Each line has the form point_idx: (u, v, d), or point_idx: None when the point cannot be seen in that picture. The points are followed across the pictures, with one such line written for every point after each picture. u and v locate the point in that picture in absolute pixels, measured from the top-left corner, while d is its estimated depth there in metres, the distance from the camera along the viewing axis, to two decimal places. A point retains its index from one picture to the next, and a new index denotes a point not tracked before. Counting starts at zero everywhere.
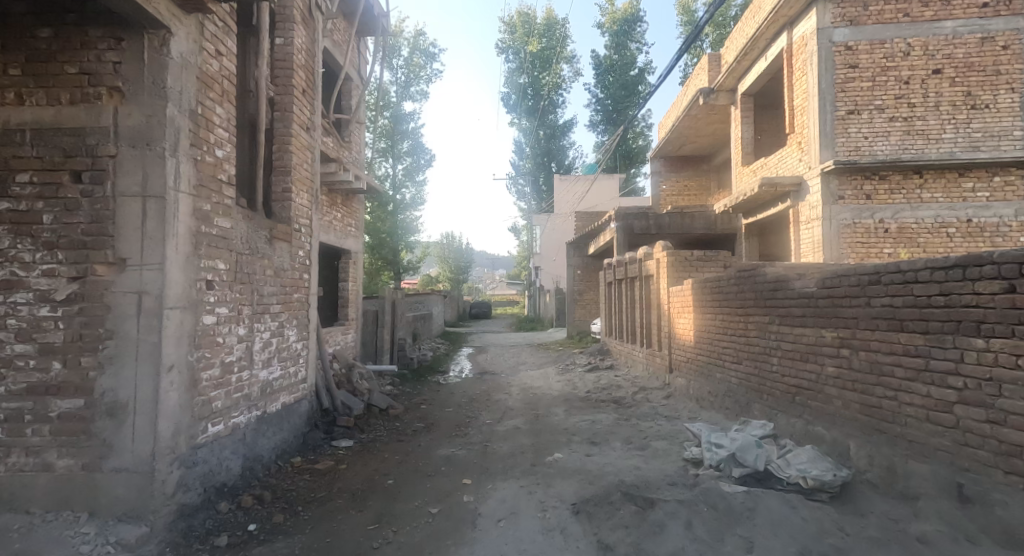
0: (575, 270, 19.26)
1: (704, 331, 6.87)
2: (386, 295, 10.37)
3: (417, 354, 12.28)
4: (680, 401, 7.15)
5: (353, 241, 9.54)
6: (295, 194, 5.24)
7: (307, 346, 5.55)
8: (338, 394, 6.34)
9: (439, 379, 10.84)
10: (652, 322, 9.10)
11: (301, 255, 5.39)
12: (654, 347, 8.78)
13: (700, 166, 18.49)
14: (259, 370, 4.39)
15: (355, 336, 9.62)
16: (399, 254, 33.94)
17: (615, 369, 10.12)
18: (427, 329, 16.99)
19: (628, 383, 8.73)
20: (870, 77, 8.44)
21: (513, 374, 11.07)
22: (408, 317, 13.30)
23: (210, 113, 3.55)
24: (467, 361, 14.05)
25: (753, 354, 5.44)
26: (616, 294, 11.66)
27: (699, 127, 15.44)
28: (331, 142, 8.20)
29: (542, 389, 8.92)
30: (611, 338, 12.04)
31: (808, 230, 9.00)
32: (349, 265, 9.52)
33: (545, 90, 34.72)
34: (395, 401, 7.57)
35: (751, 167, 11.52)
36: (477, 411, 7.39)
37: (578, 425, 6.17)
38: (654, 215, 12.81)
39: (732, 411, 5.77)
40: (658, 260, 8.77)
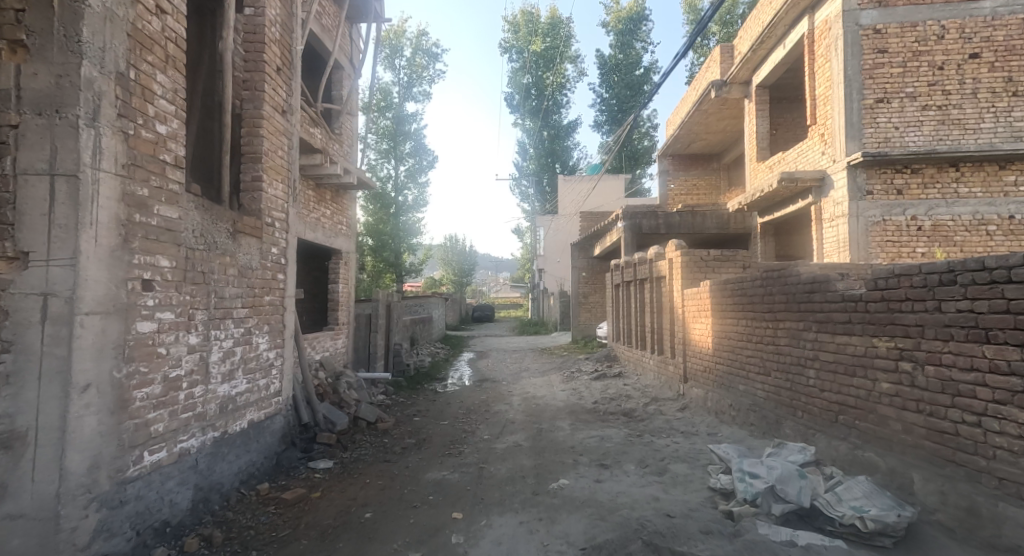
0: (580, 273, 18.62)
1: (723, 338, 6.23)
2: (380, 298, 9.78)
3: (414, 360, 11.68)
4: (697, 415, 6.52)
5: (343, 240, 8.97)
6: (267, 184, 4.66)
7: (281, 355, 4.96)
8: (320, 407, 5.74)
9: (436, 387, 10.24)
10: (664, 327, 8.47)
11: (274, 252, 4.80)
12: (667, 354, 8.15)
13: (709, 165, 17.88)
14: (217, 385, 3.80)
15: (345, 342, 9.03)
16: (401, 256, 33.39)
17: (623, 377, 9.49)
18: (426, 333, 16.39)
19: (639, 393, 8.12)
20: (901, 62, 7.82)
21: (515, 382, 10.46)
22: (405, 321, 12.72)
23: (147, 79, 2.97)
24: (468, 367, 13.46)
25: (784, 366, 4.81)
26: (624, 297, 11.03)
27: (709, 123, 14.84)
28: (319, 134, 7.64)
29: (545, 399, 8.31)
30: (618, 344, 11.41)
31: (833, 228, 8.36)
32: (339, 266, 8.95)
33: (549, 89, 34.18)
34: (385, 414, 6.98)
35: (767, 163, 10.90)
36: (474, 424, 6.78)
37: (585, 443, 5.55)
38: (663, 214, 12.28)
39: (760, 429, 5.13)
40: (670, 261, 8.14)
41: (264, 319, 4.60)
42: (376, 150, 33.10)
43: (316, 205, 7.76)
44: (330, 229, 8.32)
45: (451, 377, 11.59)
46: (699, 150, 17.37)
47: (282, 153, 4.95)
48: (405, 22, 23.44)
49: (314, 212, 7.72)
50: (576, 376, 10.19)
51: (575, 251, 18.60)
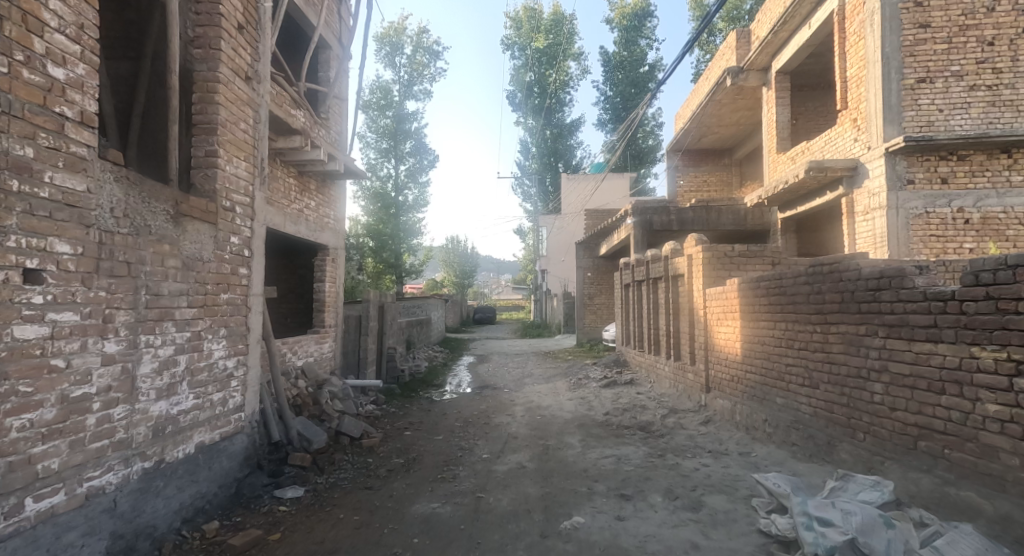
0: (585, 273, 17.89)
1: (754, 343, 5.50)
2: (371, 299, 9.05)
3: (410, 366, 10.93)
4: (724, 430, 5.78)
5: (330, 235, 8.24)
6: (225, 160, 3.93)
7: (243, 363, 4.22)
8: (294, 423, 5.02)
9: (433, 395, 9.50)
10: (682, 330, 7.72)
11: (234, 242, 4.06)
12: (686, 360, 7.40)
13: (720, 160, 17.18)
14: (151, 403, 3.05)
15: (333, 346, 8.29)
16: (401, 257, 32.69)
17: (635, 385, 8.74)
18: (425, 336, 15.65)
19: (654, 404, 7.38)
20: (946, 37, 7.07)
21: (518, 389, 9.71)
22: (400, 323, 11.98)
23: (31, 3, 2.24)
24: (467, 372, 12.75)
25: (835, 377, 4.08)
26: (635, 299, 10.27)
27: (722, 115, 14.12)
28: (302, 116, 6.91)
29: (551, 409, 7.58)
30: (629, 348, 10.65)
31: (868, 222, 7.61)
32: (326, 263, 8.21)
33: (552, 87, 33.45)
34: (373, 427, 6.25)
35: (788, 154, 10.17)
36: (472, 440, 6.03)
37: (600, 465, 4.81)
38: (676, 209, 11.75)
39: (806, 450, 4.38)
40: (689, 258, 7.41)
41: (221, 321, 3.87)
42: (376, 149, 32.43)
43: (297, 196, 7.04)
44: (313, 223, 7.58)
45: (449, 384, 10.85)
46: (710, 144, 16.67)
47: (245, 126, 4.21)
48: (405, 17, 22.78)
49: (294, 203, 6.99)
50: (582, 383, 9.44)
51: (580, 251, 17.85)
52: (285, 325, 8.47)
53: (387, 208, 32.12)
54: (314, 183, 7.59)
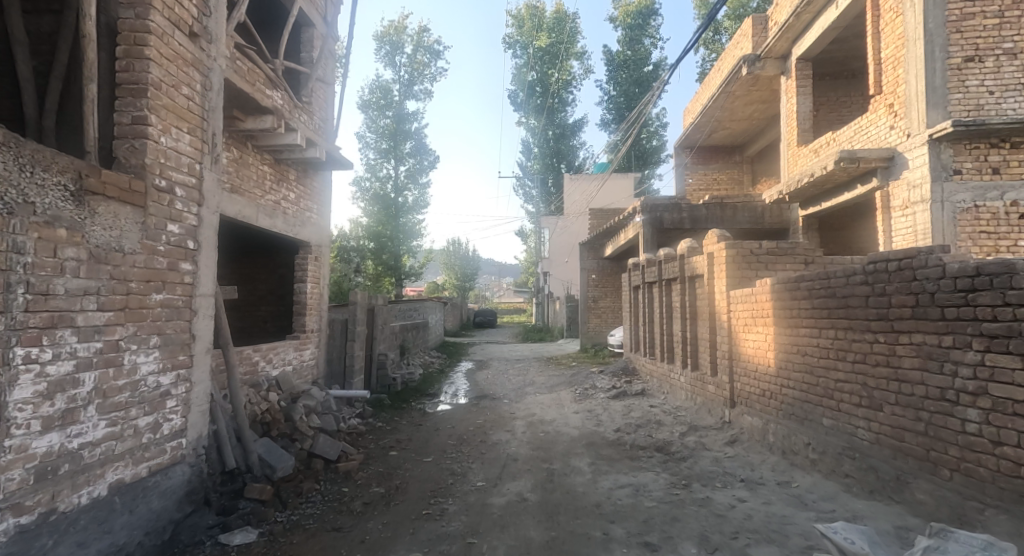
0: (589, 275, 17.17)
1: (792, 354, 4.75)
2: (359, 301, 8.32)
3: (402, 373, 10.21)
4: (755, 453, 5.03)
5: (313, 231, 7.52)
6: (160, 130, 3.20)
7: (185, 378, 3.48)
8: (256, 445, 4.30)
9: (426, 406, 8.78)
10: (702, 336, 6.98)
11: (173, 231, 3.33)
12: (708, 371, 6.65)
13: (730, 158, 16.48)
14: (31, 437, 2.32)
15: (315, 353, 7.56)
16: (400, 259, 32.00)
17: (646, 397, 8.00)
18: (420, 341, 14.92)
19: (670, 419, 6.65)
20: (997, 11, 6.33)
21: (519, 400, 8.98)
22: (393, 327, 11.26)
23: None
24: (465, 380, 12.04)
25: (907, 398, 3.33)
26: (646, 301, 9.54)
27: (734, 108, 13.43)
28: (279, 97, 6.20)
29: (555, 425, 6.84)
30: (639, 356, 9.92)
31: (907, 217, 6.88)
32: (308, 262, 7.49)
33: (555, 86, 32.75)
34: (353, 448, 5.52)
35: (811, 147, 9.44)
36: (466, 464, 5.29)
37: (615, 499, 4.06)
38: (688, 207, 11.08)
39: (866, 485, 3.63)
40: (710, 255, 6.65)
41: (152, 327, 3.14)
42: (376, 149, 31.78)
43: (271, 187, 6.33)
44: (293, 217, 6.87)
45: (445, 393, 10.11)
46: (721, 141, 15.96)
47: (189, 89, 3.49)
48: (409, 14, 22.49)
49: (268, 194, 6.28)
50: (589, 394, 8.70)
51: (584, 252, 17.12)
52: (265, 329, 7.76)
53: (387, 209, 31.45)
54: (293, 173, 6.89)
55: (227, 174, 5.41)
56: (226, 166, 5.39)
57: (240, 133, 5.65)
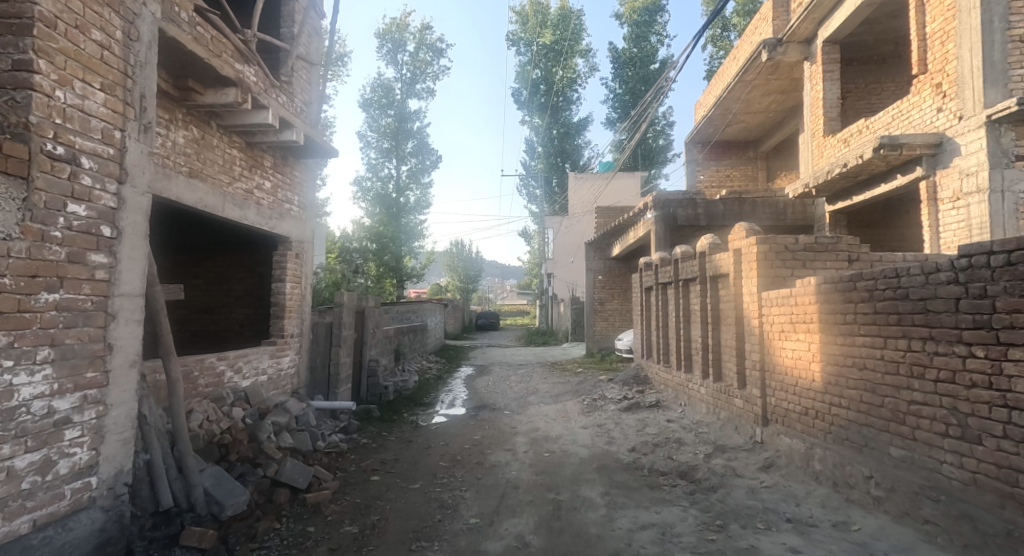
0: (596, 276, 16.42)
1: (845, 368, 3.99)
2: (346, 303, 7.59)
3: (396, 381, 9.48)
4: (798, 483, 4.26)
5: (293, 225, 6.81)
6: (52, 80, 2.49)
7: (95, 401, 2.74)
8: (202, 476, 3.58)
9: (420, 417, 8.06)
10: (727, 343, 6.23)
11: (76, 212, 2.62)
12: (735, 383, 5.90)
13: (744, 153, 15.80)
14: None
15: (294, 360, 6.84)
16: (402, 261, 31.33)
17: (662, 411, 7.24)
18: (418, 345, 14.20)
19: (692, 437, 5.90)
20: None
21: (521, 411, 8.25)
22: (388, 331, 10.54)
23: None
24: (464, 387, 11.35)
25: (1021, 432, 2.58)
26: (660, 304, 8.78)
27: (750, 99, 12.71)
28: (251, 73, 5.49)
29: (561, 442, 6.10)
30: (652, 363, 9.16)
31: (958, 210, 6.13)
32: (288, 259, 6.77)
33: (559, 85, 32.04)
34: (329, 472, 4.78)
35: (840, 136, 8.68)
36: (458, 493, 4.54)
37: (635, 549, 3.31)
38: (703, 203, 10.35)
39: (959, 538, 2.86)
40: (737, 252, 5.90)
41: (39, 336, 2.42)
42: (377, 149, 31.15)
43: (241, 174, 5.62)
44: (268, 209, 6.16)
45: (442, 403, 9.38)
46: (734, 135, 15.24)
47: (103, 36, 2.78)
48: (409, 13, 23.41)
49: (238, 182, 5.56)
50: (597, 405, 7.95)
51: (590, 252, 16.40)
52: (241, 333, 7.04)
53: (387, 210, 30.79)
54: (269, 160, 6.18)
55: (184, 155, 4.69)
56: (183, 147, 4.68)
57: (202, 110, 4.94)
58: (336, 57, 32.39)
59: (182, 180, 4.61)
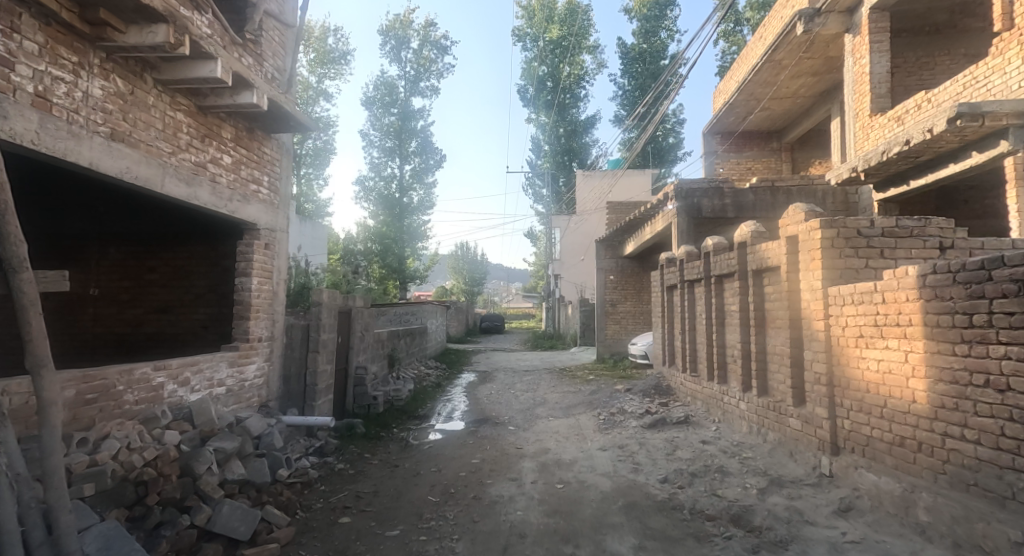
0: (607, 276, 15.41)
1: (970, 387, 2.93)
2: (326, 302, 6.61)
3: (387, 390, 8.51)
4: (898, 538, 3.20)
5: (262, 210, 5.83)
6: None
7: None
8: (84, 538, 2.57)
9: (412, 434, 7.06)
10: (777, 350, 5.20)
11: None
12: (789, 398, 4.85)
13: (767, 144, 14.94)
14: None
15: (262, 368, 5.84)
16: (405, 262, 30.40)
17: (692, 429, 6.19)
18: (417, 349, 13.24)
19: (735, 464, 4.85)
20: None
21: (528, 427, 7.25)
22: (381, 335, 9.57)
23: None
24: (465, 396, 10.38)
25: None
26: (687, 305, 7.76)
27: (777, 81, 11.77)
28: (202, 22, 4.52)
29: (575, 471, 5.08)
30: (677, 372, 8.12)
31: None
32: (255, 250, 5.80)
33: (567, 81, 31.07)
34: (285, 515, 3.76)
35: (891, 113, 7.64)
36: (447, 545, 3.50)
37: None
38: (730, 192, 9.32)
39: None
40: (791, 240, 4.85)
41: None
42: (380, 147, 30.23)
43: (190, 144, 4.63)
44: (226, 190, 5.17)
45: (439, 415, 8.39)
46: (757, 125, 14.35)
47: None
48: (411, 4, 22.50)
49: (185, 153, 4.57)
50: (616, 421, 6.92)
51: (602, 250, 15.37)
52: (204, 337, 6.08)
53: (390, 210, 29.88)
54: (229, 131, 5.20)
55: (103, 112, 3.71)
56: (102, 102, 3.70)
57: (129, 58, 3.94)
58: (338, 54, 31.51)
59: (98, 142, 3.63)
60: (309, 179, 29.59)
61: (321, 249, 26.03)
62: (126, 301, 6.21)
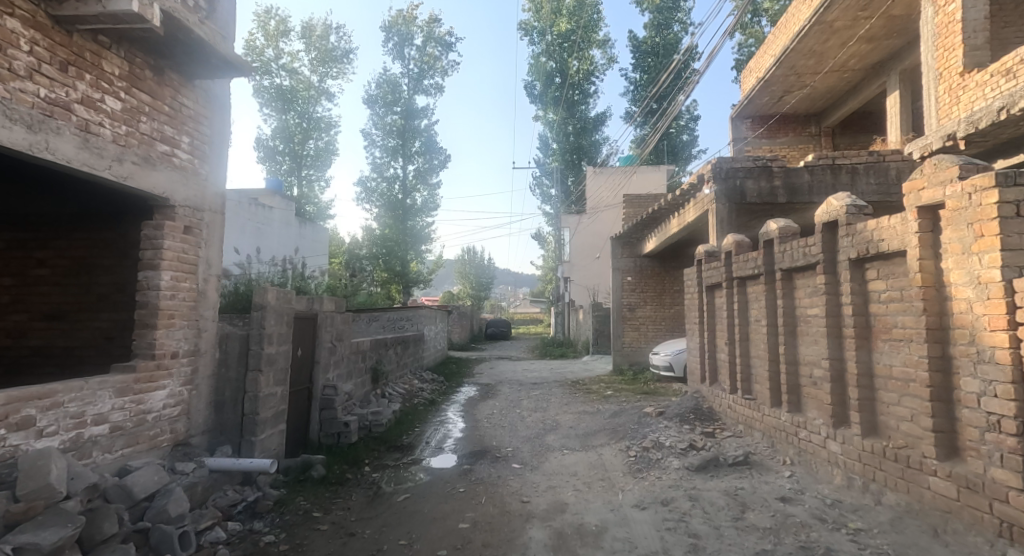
0: (624, 277, 13.83)
1: None
2: (274, 307, 5.08)
3: (364, 414, 6.98)
4: None
5: (178, 181, 4.33)
6: None
7: None
8: None
9: (388, 476, 5.51)
10: (898, 374, 3.60)
11: None
12: (927, 447, 3.25)
13: (804, 128, 13.44)
14: None
15: (176, 395, 4.32)
16: (408, 265, 28.99)
17: (759, 477, 4.58)
18: (410, 360, 11.77)
19: (847, 544, 3.24)
20: None
21: (539, 465, 5.70)
22: (362, 345, 8.08)
23: None
24: (461, 417, 8.85)
25: None
26: (738, 310, 6.19)
27: (825, 50, 10.27)
28: None
29: (606, 548, 3.50)
30: (725, 394, 6.53)
31: None
32: (168, 235, 4.29)
33: (576, 77, 29.67)
34: None
35: (998, 66, 6.03)
36: None
37: None
38: (781, 174, 7.73)
39: None
40: (929, 211, 3.25)
41: None
42: (382, 146, 28.87)
43: (34, 72, 3.13)
44: (111, 146, 3.65)
45: (426, 445, 6.87)
46: (795, 106, 12.87)
47: None
48: None
49: (25, 84, 3.07)
50: (651, 461, 5.33)
51: (618, 249, 13.81)
52: (107, 351, 4.59)
53: (394, 212, 28.48)
54: (115, 64, 3.70)
55: None
56: None
57: None
58: (340, 52, 30.32)
59: None
60: (311, 181, 28.21)
61: (323, 251, 24.60)
62: (8, 304, 4.75)
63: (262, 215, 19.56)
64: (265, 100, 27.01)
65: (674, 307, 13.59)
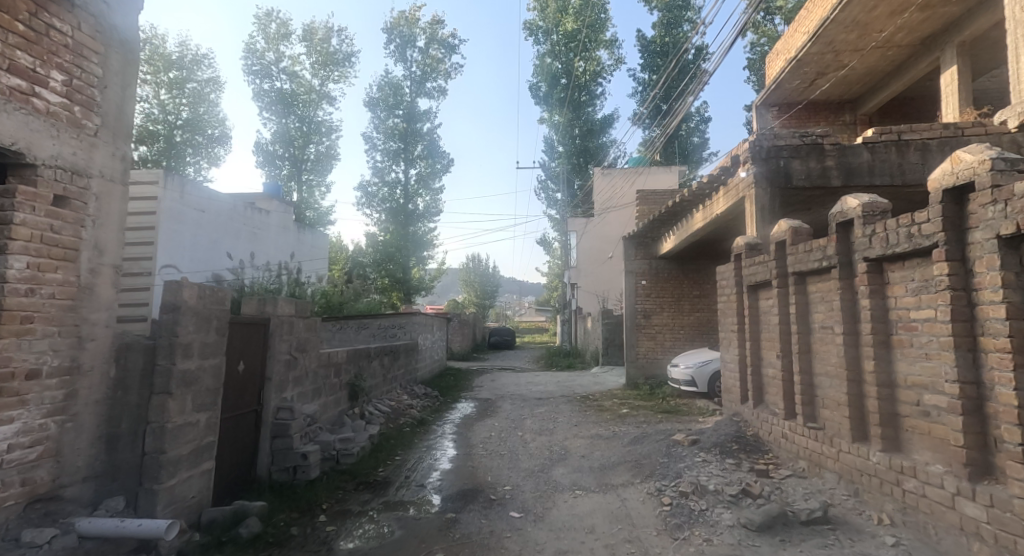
0: (638, 280, 12.55)
1: None
2: (194, 308, 3.84)
3: (330, 442, 5.70)
4: None
5: (39, 129, 3.09)
6: None
7: None
8: None
9: (348, 528, 4.23)
10: None
11: None
12: None
13: (836, 116, 12.19)
14: None
15: (36, 431, 3.07)
16: (410, 272, 27.83)
17: (853, 547, 3.27)
18: (399, 371, 10.52)
19: None
20: None
21: (547, 515, 4.43)
22: (332, 357, 6.82)
23: None
24: (451, 440, 7.57)
25: None
26: (796, 314, 4.91)
27: (870, 20, 9.02)
28: None
29: None
30: (777, 420, 5.21)
31: None
32: (26, 205, 3.05)
33: (583, 78, 28.57)
34: None
35: None
36: None
37: None
38: (836, 154, 6.46)
39: None
40: None
41: None
42: (383, 150, 27.78)
43: None
44: None
45: (405, 480, 5.59)
46: (828, 91, 11.64)
47: None
48: None
49: None
50: (693, 514, 4.04)
51: (632, 249, 12.55)
52: None
53: (394, 216, 27.35)
54: None
55: None
56: None
57: None
58: (342, 55, 29.38)
59: None
60: (311, 186, 27.05)
61: (321, 256, 23.48)
62: None
63: (258, 220, 18.23)
64: (265, 103, 26.04)
65: (694, 314, 12.27)
